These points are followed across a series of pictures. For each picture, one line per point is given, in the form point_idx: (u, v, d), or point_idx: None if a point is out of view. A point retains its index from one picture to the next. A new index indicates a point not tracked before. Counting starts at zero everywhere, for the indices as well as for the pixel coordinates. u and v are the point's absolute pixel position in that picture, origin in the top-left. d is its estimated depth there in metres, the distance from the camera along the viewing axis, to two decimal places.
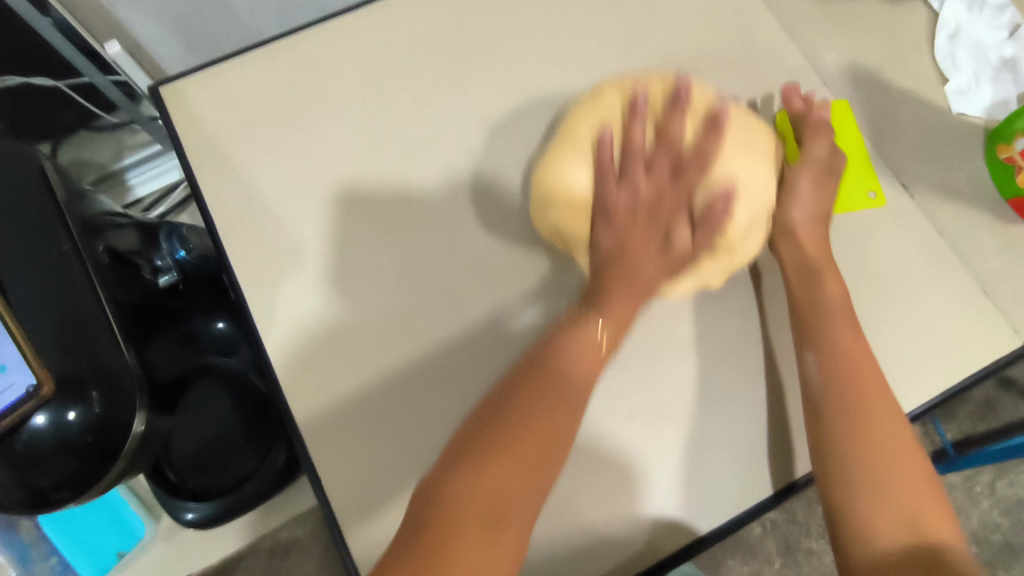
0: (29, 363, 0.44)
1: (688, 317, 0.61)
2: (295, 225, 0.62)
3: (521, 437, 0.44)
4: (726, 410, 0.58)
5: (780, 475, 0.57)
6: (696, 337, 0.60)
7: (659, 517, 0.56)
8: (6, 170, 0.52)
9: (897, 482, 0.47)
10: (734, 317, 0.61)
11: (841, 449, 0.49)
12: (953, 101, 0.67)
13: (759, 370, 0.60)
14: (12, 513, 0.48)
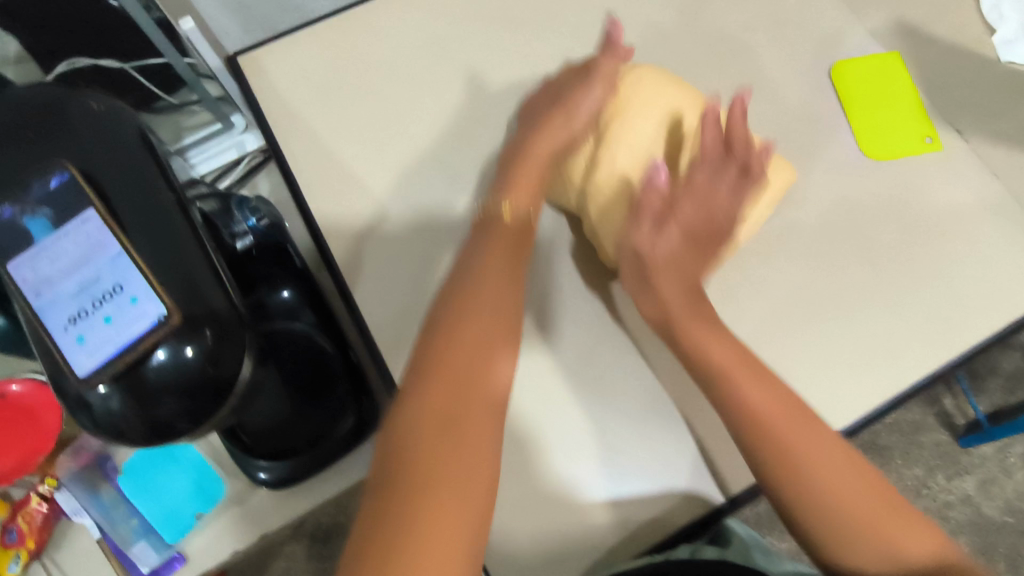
0: (158, 294, 0.47)
1: (750, 261, 0.64)
2: (374, 186, 0.67)
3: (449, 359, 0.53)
4: (795, 347, 0.61)
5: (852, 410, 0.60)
6: (761, 278, 0.64)
7: (637, 486, 0.65)
8: (108, 117, 0.53)
9: (814, 447, 0.55)
10: (796, 260, 0.64)
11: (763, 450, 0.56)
12: (1001, 51, 0.69)
13: (823, 309, 0.63)
14: (128, 445, 0.49)
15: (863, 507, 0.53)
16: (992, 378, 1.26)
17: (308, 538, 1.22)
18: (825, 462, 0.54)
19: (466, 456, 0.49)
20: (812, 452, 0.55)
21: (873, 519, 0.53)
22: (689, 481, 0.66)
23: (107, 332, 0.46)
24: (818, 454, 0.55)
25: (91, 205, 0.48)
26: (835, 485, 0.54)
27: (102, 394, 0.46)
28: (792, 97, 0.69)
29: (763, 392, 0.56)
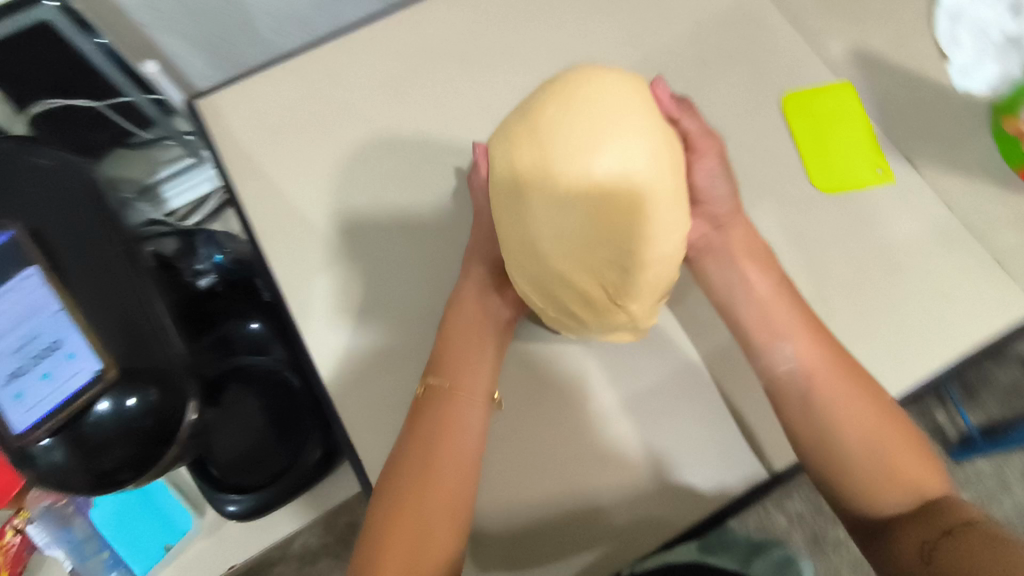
0: (95, 351, 0.48)
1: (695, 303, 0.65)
2: (327, 224, 0.68)
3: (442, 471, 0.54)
4: (729, 386, 0.63)
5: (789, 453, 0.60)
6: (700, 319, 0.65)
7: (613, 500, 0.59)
8: (58, 174, 0.54)
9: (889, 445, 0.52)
10: None
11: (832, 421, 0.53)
12: (957, 79, 0.67)
13: None
14: (76, 494, 0.50)
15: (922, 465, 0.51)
16: (986, 392, 1.23)
17: (296, 559, 1.23)
18: (868, 426, 0.52)
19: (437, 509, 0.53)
20: (857, 402, 0.53)
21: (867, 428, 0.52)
22: (680, 506, 0.60)
23: (45, 388, 0.47)
24: (860, 448, 0.52)
25: (32, 262, 0.49)
26: (896, 448, 0.52)
27: (45, 447, 0.48)
28: (745, 129, 0.69)
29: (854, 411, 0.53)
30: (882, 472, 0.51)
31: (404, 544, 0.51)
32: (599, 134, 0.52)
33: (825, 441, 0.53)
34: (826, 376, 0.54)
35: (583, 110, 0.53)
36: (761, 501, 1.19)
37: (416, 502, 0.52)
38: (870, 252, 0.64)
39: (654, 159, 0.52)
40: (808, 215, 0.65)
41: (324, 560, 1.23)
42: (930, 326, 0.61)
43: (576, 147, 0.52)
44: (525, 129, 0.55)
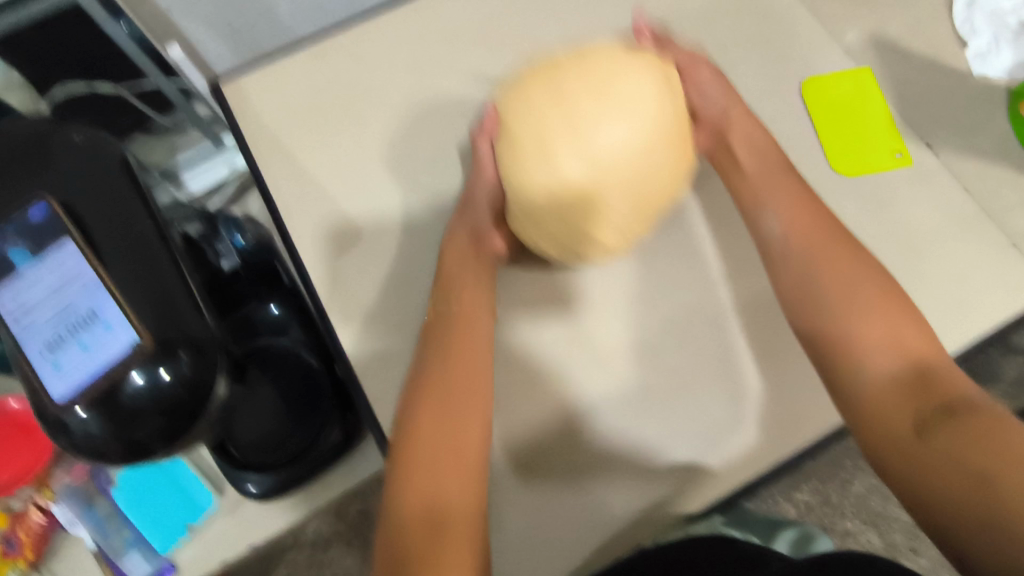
0: (131, 322, 0.49)
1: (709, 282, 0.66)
2: (349, 205, 0.69)
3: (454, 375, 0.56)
4: (748, 365, 0.63)
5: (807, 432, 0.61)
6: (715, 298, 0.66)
7: (632, 477, 0.60)
8: (92, 151, 0.55)
9: (895, 328, 0.52)
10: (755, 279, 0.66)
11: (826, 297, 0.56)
12: (974, 65, 0.69)
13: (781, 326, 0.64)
14: (109, 465, 0.52)
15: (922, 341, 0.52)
16: (994, 384, 1.24)
17: (309, 545, 1.24)
18: (871, 304, 0.54)
19: (454, 407, 0.55)
20: (844, 274, 0.56)
21: (874, 308, 0.54)
22: (697, 483, 0.60)
23: (83, 358, 0.48)
24: (843, 307, 0.54)
25: (68, 234, 0.50)
26: (879, 307, 0.54)
27: (81, 417, 0.49)
28: (765, 113, 0.69)
29: (843, 279, 0.56)
30: (866, 334, 0.52)
31: (425, 458, 0.52)
32: (612, 91, 0.57)
33: (829, 322, 0.55)
34: (817, 250, 0.58)
35: (598, 69, 0.58)
36: (769, 492, 1.19)
37: (436, 418, 0.54)
38: (888, 235, 0.64)
39: (643, 128, 0.57)
40: (827, 198, 0.66)
41: (336, 547, 1.24)
42: (950, 307, 0.62)
43: (593, 99, 0.56)
44: (543, 86, 0.58)
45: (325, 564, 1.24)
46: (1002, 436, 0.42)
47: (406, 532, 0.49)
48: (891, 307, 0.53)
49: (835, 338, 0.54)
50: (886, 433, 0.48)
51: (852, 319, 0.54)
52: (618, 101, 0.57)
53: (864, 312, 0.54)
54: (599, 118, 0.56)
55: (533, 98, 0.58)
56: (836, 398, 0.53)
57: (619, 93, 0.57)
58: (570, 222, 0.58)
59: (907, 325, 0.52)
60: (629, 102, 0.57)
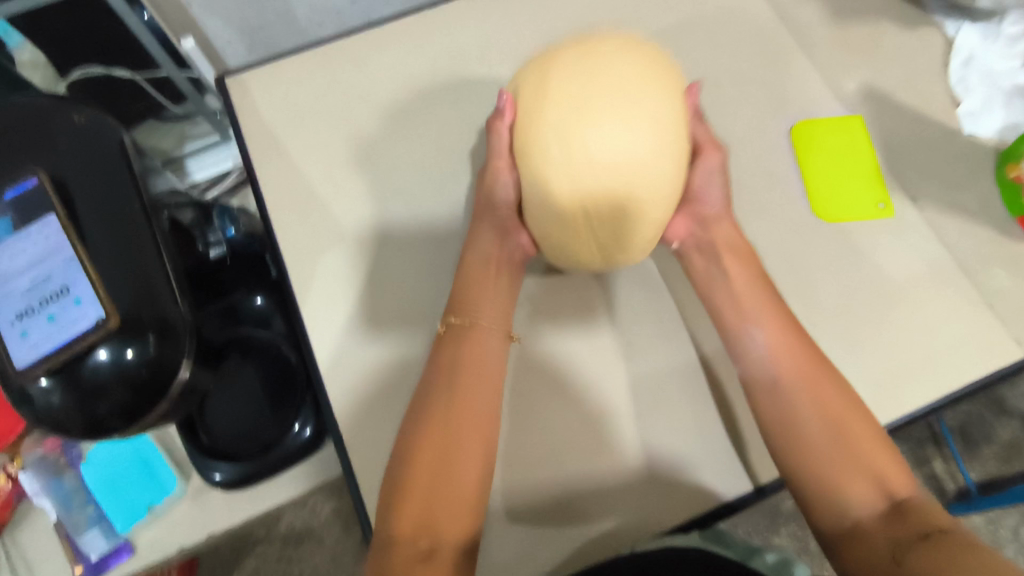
0: (100, 299, 0.50)
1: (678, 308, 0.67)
2: (336, 207, 0.70)
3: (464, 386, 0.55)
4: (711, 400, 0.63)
5: (761, 470, 0.61)
6: (680, 325, 0.66)
7: (591, 505, 0.60)
8: (88, 134, 0.57)
9: (865, 460, 0.51)
10: None
11: (792, 409, 0.54)
12: (964, 124, 0.71)
13: None
14: (67, 438, 0.52)
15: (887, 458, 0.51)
16: (986, 446, 1.20)
17: (280, 540, 1.24)
18: (828, 413, 0.53)
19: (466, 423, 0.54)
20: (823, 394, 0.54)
21: (848, 434, 0.52)
22: (647, 517, 0.60)
23: (50, 330, 0.49)
24: (819, 433, 0.53)
25: (52, 210, 0.52)
26: (858, 440, 0.52)
27: (44, 388, 0.50)
28: (754, 152, 0.70)
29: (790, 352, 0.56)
30: (847, 466, 0.51)
31: (429, 470, 0.52)
32: (572, 90, 0.57)
33: (787, 428, 0.54)
34: (784, 358, 0.56)
35: (560, 71, 0.58)
36: (746, 533, 1.16)
37: (443, 434, 0.53)
38: (864, 282, 0.64)
39: (617, 108, 0.55)
40: (808, 241, 0.66)
41: (307, 545, 1.24)
42: (918, 362, 0.61)
43: (552, 96, 0.57)
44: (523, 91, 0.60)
45: (294, 563, 1.23)
46: (984, 567, 0.42)
47: (396, 546, 0.49)
48: (867, 434, 0.52)
49: (790, 445, 0.54)
50: (870, 567, 0.47)
51: (837, 428, 0.53)
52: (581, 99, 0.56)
53: (852, 435, 0.52)
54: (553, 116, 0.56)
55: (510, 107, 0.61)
56: (811, 528, 0.53)
57: (571, 93, 0.56)
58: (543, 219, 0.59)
59: (871, 440, 0.52)
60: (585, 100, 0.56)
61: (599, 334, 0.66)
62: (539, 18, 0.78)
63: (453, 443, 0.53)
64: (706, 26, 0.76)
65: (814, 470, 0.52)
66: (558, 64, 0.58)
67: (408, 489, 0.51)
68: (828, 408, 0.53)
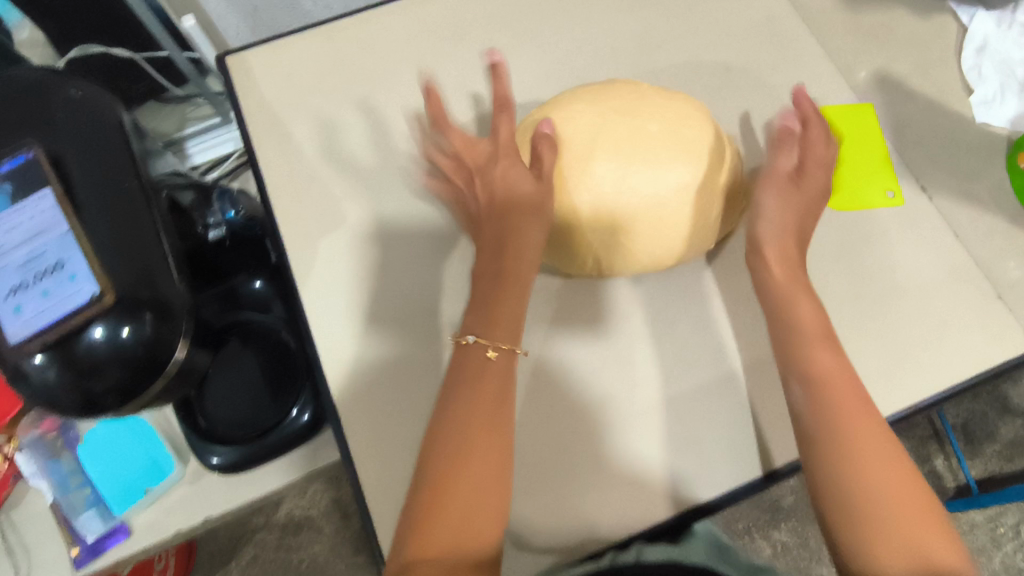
0: (96, 275, 0.49)
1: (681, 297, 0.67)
2: (336, 189, 0.69)
3: (487, 378, 0.49)
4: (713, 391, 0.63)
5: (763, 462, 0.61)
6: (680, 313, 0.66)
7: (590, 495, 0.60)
8: (86, 109, 0.56)
9: (915, 533, 0.44)
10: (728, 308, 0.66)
11: (831, 462, 0.47)
12: (977, 110, 0.69)
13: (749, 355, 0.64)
14: (62, 415, 0.52)
15: (939, 535, 0.44)
16: (987, 444, 1.19)
17: (279, 528, 1.24)
18: (888, 478, 0.45)
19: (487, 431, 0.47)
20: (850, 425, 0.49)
21: (888, 498, 0.45)
22: (647, 507, 0.59)
23: (45, 304, 0.49)
24: (895, 492, 0.45)
25: (48, 183, 0.51)
26: (906, 511, 0.44)
27: (39, 364, 0.49)
28: (761, 140, 0.69)
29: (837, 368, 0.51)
30: (891, 537, 0.44)
31: (457, 505, 0.44)
32: (634, 146, 0.59)
33: (829, 483, 0.46)
34: (845, 401, 0.49)
35: (626, 120, 0.60)
36: (746, 528, 1.16)
37: (467, 452, 0.46)
38: (871, 275, 0.63)
39: (680, 182, 0.59)
40: (815, 230, 0.65)
41: (306, 533, 1.24)
42: (924, 354, 0.60)
43: (619, 148, 0.59)
44: (584, 126, 0.60)
45: (294, 550, 1.23)
46: None
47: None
48: (914, 499, 0.45)
49: (833, 502, 0.46)
50: None
51: (890, 492, 0.45)
52: (645, 159, 0.59)
53: (897, 502, 0.45)
54: (621, 169, 0.59)
55: (567, 133, 0.60)
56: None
57: (632, 152, 0.59)
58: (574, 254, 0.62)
59: (919, 507, 0.45)
60: (644, 166, 0.59)
61: (601, 326, 0.66)
62: (545, 0, 0.77)
63: (479, 461, 0.46)
64: (715, 11, 0.75)
65: (857, 530, 0.44)
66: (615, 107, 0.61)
67: (433, 513, 0.44)
68: (862, 456, 0.46)
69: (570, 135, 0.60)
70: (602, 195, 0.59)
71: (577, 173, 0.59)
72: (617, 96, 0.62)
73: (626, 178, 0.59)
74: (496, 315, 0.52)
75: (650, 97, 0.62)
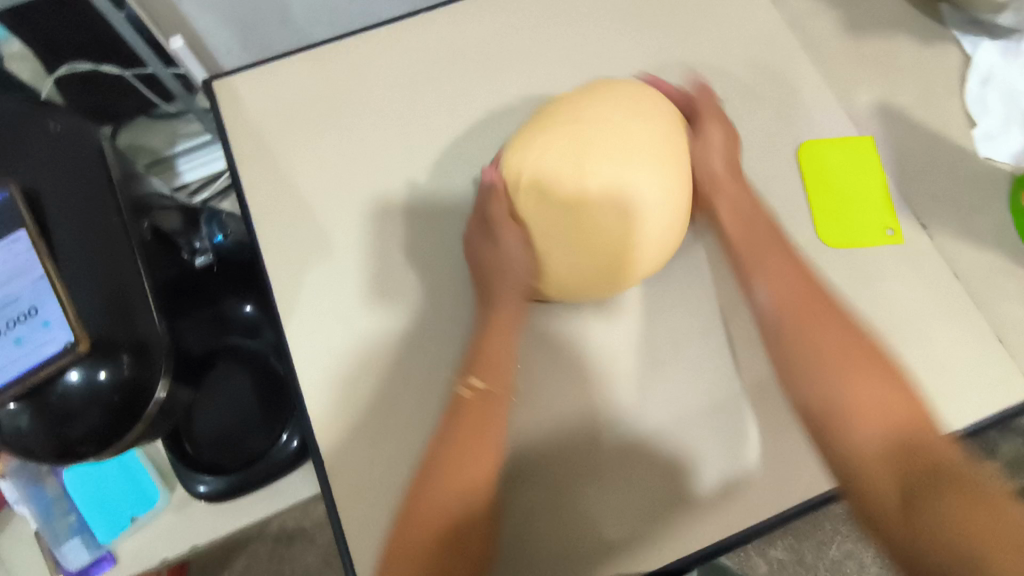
0: (70, 323, 0.48)
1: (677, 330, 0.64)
2: (324, 217, 0.68)
3: (489, 363, 0.56)
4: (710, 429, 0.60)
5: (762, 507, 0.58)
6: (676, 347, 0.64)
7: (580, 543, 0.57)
8: (65, 142, 0.55)
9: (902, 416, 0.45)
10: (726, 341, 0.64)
11: (841, 442, 0.45)
12: (980, 145, 0.68)
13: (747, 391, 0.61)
14: (36, 461, 0.50)
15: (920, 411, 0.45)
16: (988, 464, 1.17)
17: (272, 538, 1.23)
18: (886, 413, 0.45)
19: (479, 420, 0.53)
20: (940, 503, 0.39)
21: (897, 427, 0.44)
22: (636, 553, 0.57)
23: (17, 352, 0.47)
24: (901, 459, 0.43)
25: (23, 225, 0.49)
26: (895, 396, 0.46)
27: (12, 411, 0.48)
28: (759, 170, 0.68)
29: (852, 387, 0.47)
30: (885, 442, 0.44)
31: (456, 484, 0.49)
32: (603, 146, 0.58)
33: (839, 457, 0.45)
34: (852, 358, 0.48)
35: (583, 124, 0.59)
36: (741, 546, 1.15)
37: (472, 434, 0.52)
38: (870, 315, 0.62)
39: (660, 166, 0.58)
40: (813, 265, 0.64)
41: (299, 544, 1.23)
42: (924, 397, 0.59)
43: (588, 150, 0.58)
44: (544, 141, 0.59)
45: (286, 561, 1.22)
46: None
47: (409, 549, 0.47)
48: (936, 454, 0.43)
49: (839, 453, 0.45)
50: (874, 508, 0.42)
51: (901, 452, 0.43)
52: (617, 153, 0.58)
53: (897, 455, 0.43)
54: (601, 170, 0.57)
55: (530, 151, 0.59)
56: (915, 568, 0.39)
57: (602, 146, 0.58)
58: (583, 268, 0.59)
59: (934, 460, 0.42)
60: (622, 162, 0.57)
61: (595, 360, 0.63)
62: (541, 22, 0.75)
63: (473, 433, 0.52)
64: (714, 36, 0.74)
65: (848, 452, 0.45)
66: (560, 115, 0.61)
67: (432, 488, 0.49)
68: (859, 425, 0.45)
69: (534, 152, 0.59)
70: (597, 199, 0.57)
71: (556, 187, 0.57)
72: (562, 106, 0.62)
73: (609, 178, 0.57)
74: (497, 362, 0.56)
75: (590, 95, 0.62)
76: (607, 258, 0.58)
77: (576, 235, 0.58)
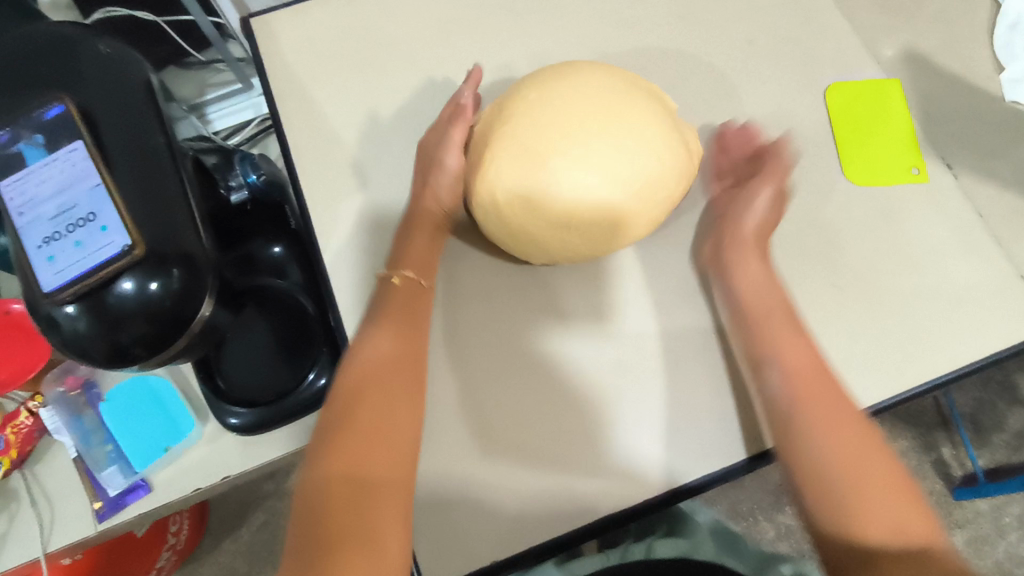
0: (126, 227, 0.50)
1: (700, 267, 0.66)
2: (357, 152, 0.69)
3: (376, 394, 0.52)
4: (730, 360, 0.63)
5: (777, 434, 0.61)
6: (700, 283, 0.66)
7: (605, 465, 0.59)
8: (114, 65, 0.57)
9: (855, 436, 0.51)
10: None
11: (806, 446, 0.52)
12: (1007, 90, 0.69)
13: None
14: (90, 364, 0.53)
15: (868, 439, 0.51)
16: (995, 434, 1.18)
17: (290, 494, 1.26)
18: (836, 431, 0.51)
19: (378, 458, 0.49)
20: (869, 506, 0.48)
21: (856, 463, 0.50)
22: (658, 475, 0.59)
23: (77, 255, 0.50)
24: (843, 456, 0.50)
25: (80, 136, 0.52)
26: (837, 417, 0.52)
27: (70, 314, 0.50)
28: (785, 113, 0.69)
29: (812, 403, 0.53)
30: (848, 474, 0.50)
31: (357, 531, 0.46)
32: (591, 127, 0.59)
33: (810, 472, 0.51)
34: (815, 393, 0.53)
35: (568, 106, 0.60)
36: (750, 510, 1.16)
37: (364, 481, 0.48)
38: (892, 252, 0.63)
39: (650, 142, 0.60)
40: (837, 204, 0.65)
41: None
42: (943, 329, 0.60)
43: (576, 130, 0.59)
44: (532, 125, 0.59)
45: None
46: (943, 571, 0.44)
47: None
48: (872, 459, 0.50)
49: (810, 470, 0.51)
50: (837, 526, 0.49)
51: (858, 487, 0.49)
52: (608, 131, 0.59)
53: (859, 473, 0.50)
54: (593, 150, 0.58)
55: (517, 137, 0.60)
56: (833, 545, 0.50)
57: (591, 126, 0.59)
58: (579, 240, 0.60)
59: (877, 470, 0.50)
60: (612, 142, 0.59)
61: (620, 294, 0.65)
62: None
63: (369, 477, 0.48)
64: None
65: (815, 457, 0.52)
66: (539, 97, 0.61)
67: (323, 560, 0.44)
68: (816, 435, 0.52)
69: (522, 134, 0.60)
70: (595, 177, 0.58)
71: (546, 169, 0.58)
72: (545, 87, 0.62)
73: (603, 156, 0.58)
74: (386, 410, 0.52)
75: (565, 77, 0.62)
76: (601, 231, 0.60)
77: (571, 214, 0.59)
